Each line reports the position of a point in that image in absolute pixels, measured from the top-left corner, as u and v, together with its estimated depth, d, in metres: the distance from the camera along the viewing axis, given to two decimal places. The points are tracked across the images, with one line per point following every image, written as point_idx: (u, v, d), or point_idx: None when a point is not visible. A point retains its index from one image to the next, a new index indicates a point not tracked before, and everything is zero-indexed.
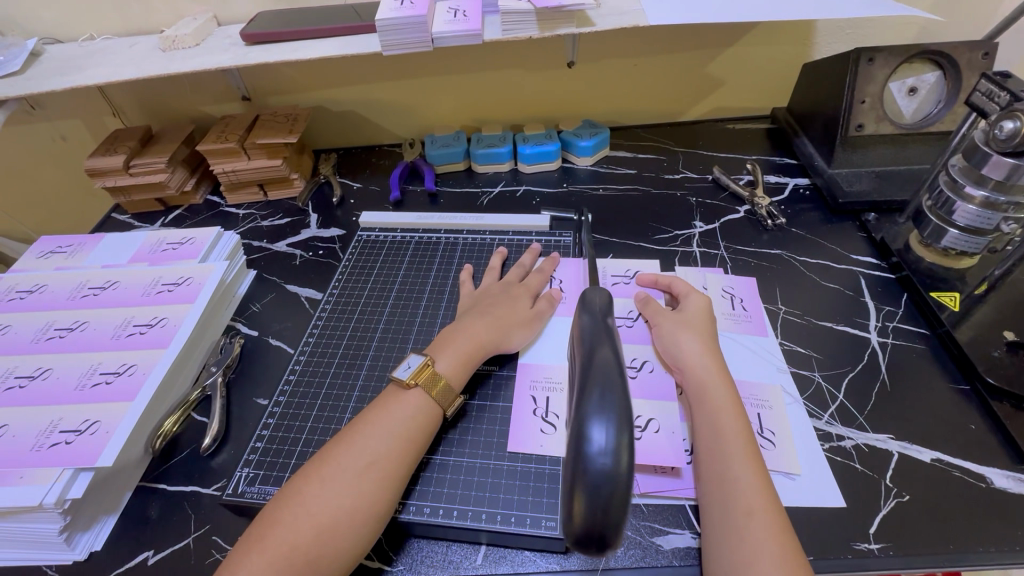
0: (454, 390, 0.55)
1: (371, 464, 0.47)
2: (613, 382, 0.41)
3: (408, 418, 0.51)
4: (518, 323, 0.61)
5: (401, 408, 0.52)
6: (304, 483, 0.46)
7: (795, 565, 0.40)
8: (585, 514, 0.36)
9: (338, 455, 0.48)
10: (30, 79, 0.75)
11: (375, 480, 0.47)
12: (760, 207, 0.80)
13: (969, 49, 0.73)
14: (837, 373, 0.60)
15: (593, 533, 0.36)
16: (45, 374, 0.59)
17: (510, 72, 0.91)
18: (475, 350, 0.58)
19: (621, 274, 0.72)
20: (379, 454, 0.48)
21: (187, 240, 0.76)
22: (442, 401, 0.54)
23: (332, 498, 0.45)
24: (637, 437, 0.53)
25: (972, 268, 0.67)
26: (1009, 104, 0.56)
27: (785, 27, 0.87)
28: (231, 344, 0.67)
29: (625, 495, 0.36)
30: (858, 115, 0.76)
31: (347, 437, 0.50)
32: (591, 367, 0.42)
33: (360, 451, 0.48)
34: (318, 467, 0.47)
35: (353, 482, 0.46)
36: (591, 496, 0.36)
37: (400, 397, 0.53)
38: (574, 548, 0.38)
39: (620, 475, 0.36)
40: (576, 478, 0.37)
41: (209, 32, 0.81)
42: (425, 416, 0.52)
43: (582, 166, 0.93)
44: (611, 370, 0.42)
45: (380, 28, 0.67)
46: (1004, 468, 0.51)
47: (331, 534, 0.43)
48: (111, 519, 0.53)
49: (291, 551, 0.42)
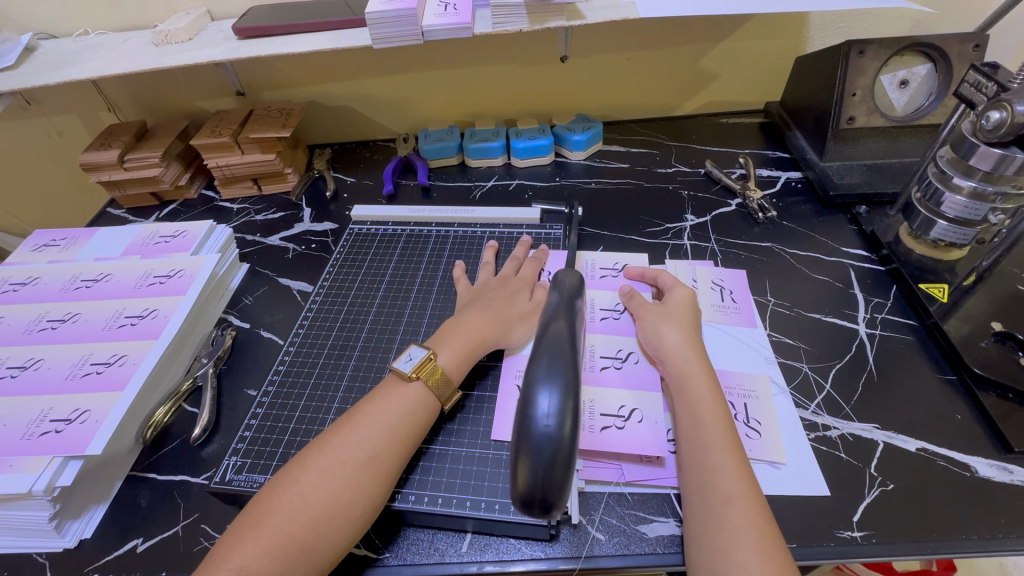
0: (452, 382, 0.55)
1: (369, 457, 0.47)
2: (561, 353, 0.45)
3: (399, 409, 0.51)
4: (518, 317, 0.61)
5: (400, 401, 0.52)
6: (299, 470, 0.47)
7: (769, 546, 0.40)
8: (529, 477, 0.38)
9: (333, 444, 0.48)
10: (24, 74, 0.75)
11: (370, 472, 0.47)
12: (751, 201, 0.80)
13: (959, 41, 0.72)
14: (824, 364, 0.60)
15: (536, 496, 0.38)
16: (37, 364, 0.59)
17: (503, 66, 0.91)
18: (477, 345, 0.58)
19: (609, 267, 0.72)
20: (376, 445, 0.48)
21: (180, 233, 0.76)
22: (440, 392, 0.54)
23: (329, 488, 0.45)
24: (621, 428, 0.53)
25: (961, 260, 0.67)
26: (996, 94, 0.56)
27: (777, 21, 0.87)
28: (223, 336, 0.68)
29: (567, 457, 0.39)
30: (848, 108, 0.76)
31: (342, 424, 0.50)
32: (542, 341, 0.46)
33: (356, 441, 0.48)
34: (312, 455, 0.48)
35: (351, 473, 0.46)
36: (534, 459, 0.38)
37: (399, 388, 0.53)
38: (522, 514, 0.39)
39: (563, 438, 0.39)
40: (521, 443, 0.39)
41: (202, 27, 0.82)
42: (423, 410, 0.52)
43: (575, 160, 0.93)
44: (563, 343, 0.46)
45: (369, 21, 0.68)
46: (989, 457, 0.51)
47: (324, 525, 0.44)
48: (101, 507, 0.54)
49: (284, 541, 0.42)
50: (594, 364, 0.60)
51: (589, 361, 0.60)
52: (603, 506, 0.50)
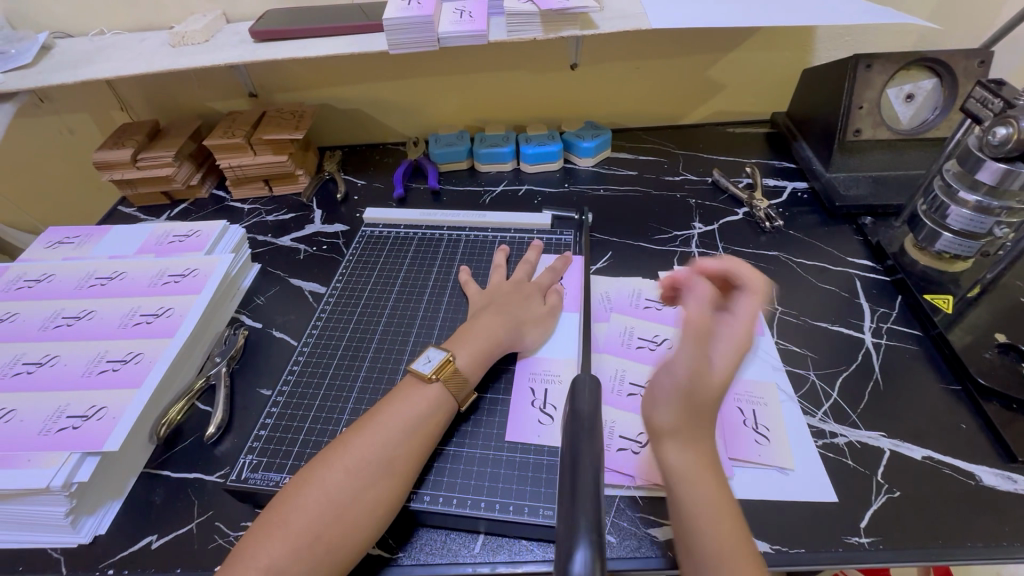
0: (468, 383, 0.56)
1: (390, 459, 0.48)
2: (589, 494, 0.32)
3: (423, 412, 0.52)
4: (531, 324, 0.63)
5: (420, 402, 0.52)
6: (322, 469, 0.47)
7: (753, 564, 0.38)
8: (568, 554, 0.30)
9: (355, 444, 0.49)
10: (41, 73, 0.76)
11: (390, 474, 0.48)
12: (758, 210, 0.81)
13: (964, 57, 0.74)
14: (831, 372, 0.61)
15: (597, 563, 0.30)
16: (53, 361, 0.60)
17: (514, 73, 0.92)
18: (489, 350, 0.58)
19: (655, 299, 0.69)
20: (397, 447, 0.49)
21: (194, 232, 0.77)
22: (457, 394, 0.55)
23: (354, 488, 0.46)
24: (638, 452, 0.54)
25: (965, 272, 0.68)
26: (1002, 110, 0.58)
27: (784, 33, 0.89)
28: (236, 335, 0.68)
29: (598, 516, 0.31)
30: (855, 121, 0.77)
31: (364, 423, 0.51)
32: (579, 472, 0.33)
33: (379, 441, 0.49)
34: (336, 454, 0.48)
35: (374, 474, 0.47)
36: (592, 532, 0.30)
37: (420, 390, 0.53)
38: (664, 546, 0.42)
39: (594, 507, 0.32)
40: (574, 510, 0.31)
41: (218, 29, 0.83)
42: (442, 411, 0.53)
43: (584, 166, 0.94)
44: (588, 480, 0.32)
45: (387, 28, 0.69)
46: (992, 466, 0.52)
47: (348, 525, 0.45)
48: (115, 503, 0.54)
49: (311, 540, 0.43)
50: (621, 390, 0.59)
51: (617, 385, 0.60)
52: (615, 509, 0.51)
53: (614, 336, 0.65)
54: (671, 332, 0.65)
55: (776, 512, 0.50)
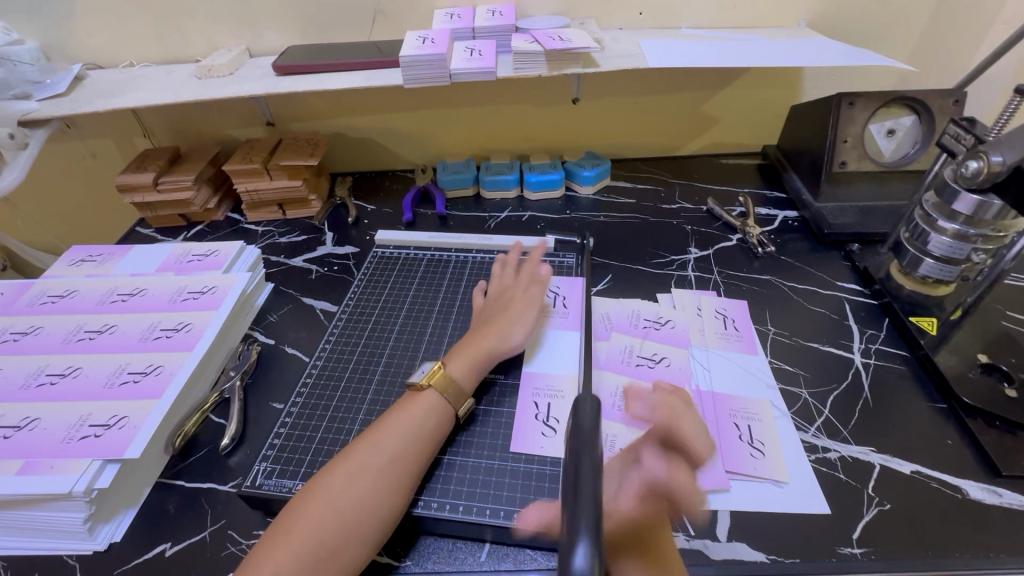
0: (463, 390, 0.59)
1: (393, 468, 0.51)
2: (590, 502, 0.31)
3: (424, 424, 0.55)
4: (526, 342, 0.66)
5: (419, 409, 0.56)
6: (328, 477, 0.50)
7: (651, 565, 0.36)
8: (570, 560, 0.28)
9: (360, 454, 0.51)
10: (74, 102, 0.81)
11: (393, 481, 0.50)
12: (751, 236, 0.85)
13: (940, 96, 0.79)
14: (823, 390, 0.64)
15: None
16: (75, 372, 0.62)
17: (520, 106, 0.98)
18: (476, 357, 0.62)
19: (654, 319, 0.72)
20: (401, 458, 0.52)
21: (211, 252, 0.80)
22: (453, 399, 0.58)
23: (358, 495, 0.48)
24: None
25: (948, 296, 0.72)
26: (974, 145, 0.62)
27: (773, 73, 0.95)
28: (249, 351, 0.71)
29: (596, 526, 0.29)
30: (841, 154, 0.82)
31: (367, 437, 0.53)
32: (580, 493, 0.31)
33: (382, 452, 0.51)
34: (341, 463, 0.51)
35: (378, 481, 0.49)
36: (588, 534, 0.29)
37: (417, 399, 0.57)
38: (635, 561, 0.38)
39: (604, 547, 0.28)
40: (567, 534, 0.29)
41: (242, 63, 0.88)
42: (438, 415, 0.56)
43: (585, 194, 0.99)
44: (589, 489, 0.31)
45: (403, 64, 0.74)
46: (979, 481, 0.55)
47: (352, 530, 0.47)
48: (131, 511, 0.56)
49: (315, 545, 0.45)
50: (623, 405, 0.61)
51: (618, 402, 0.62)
52: None
53: (615, 356, 0.67)
54: (668, 350, 0.68)
55: (770, 524, 0.52)
